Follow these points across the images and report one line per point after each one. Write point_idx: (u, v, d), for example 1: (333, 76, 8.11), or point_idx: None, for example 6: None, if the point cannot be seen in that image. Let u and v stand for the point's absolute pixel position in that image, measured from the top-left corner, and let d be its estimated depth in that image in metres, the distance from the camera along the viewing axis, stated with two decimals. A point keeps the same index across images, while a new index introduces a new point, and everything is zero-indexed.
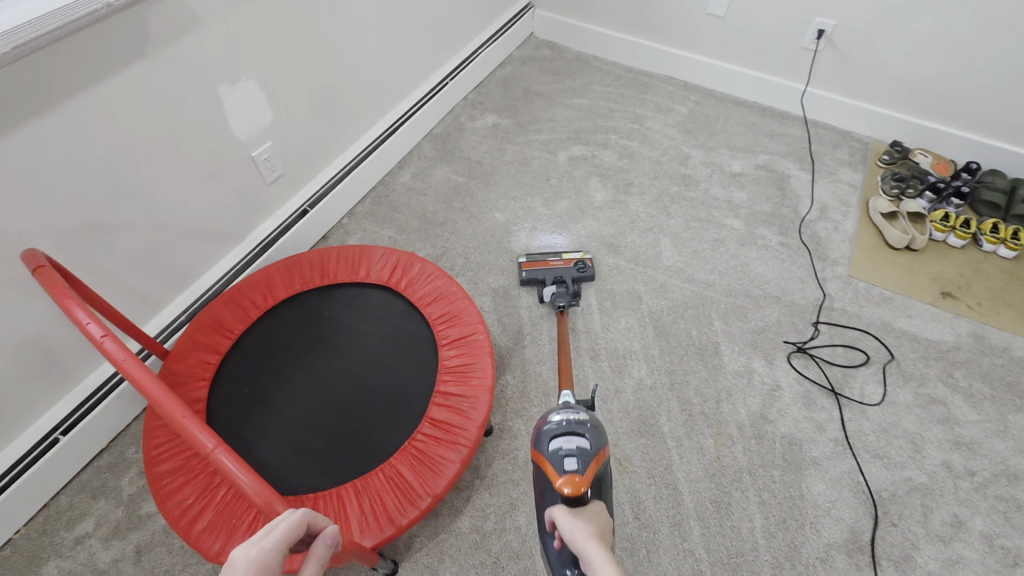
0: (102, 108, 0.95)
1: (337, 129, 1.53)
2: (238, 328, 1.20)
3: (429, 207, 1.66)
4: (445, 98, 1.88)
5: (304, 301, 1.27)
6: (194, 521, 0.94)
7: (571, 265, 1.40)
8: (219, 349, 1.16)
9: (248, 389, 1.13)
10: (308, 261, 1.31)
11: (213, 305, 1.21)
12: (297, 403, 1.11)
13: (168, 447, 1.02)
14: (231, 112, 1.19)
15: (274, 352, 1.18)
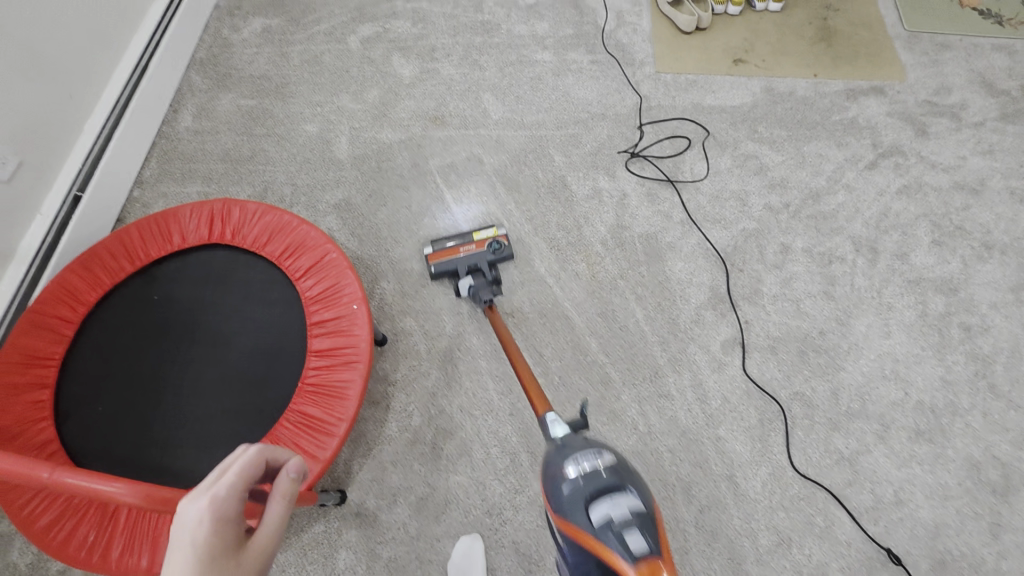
0: None
1: (65, 88, 1.25)
2: (59, 351, 1.05)
3: (229, 145, 1.46)
4: (192, 14, 1.58)
5: (127, 294, 1.12)
6: (107, 552, 0.90)
7: (484, 249, 1.19)
8: (48, 381, 1.02)
9: (103, 406, 1.02)
10: (108, 250, 1.14)
11: (13, 339, 1.04)
12: (167, 395, 1.03)
13: (38, 500, 0.92)
14: None
15: (118, 358, 1.07)
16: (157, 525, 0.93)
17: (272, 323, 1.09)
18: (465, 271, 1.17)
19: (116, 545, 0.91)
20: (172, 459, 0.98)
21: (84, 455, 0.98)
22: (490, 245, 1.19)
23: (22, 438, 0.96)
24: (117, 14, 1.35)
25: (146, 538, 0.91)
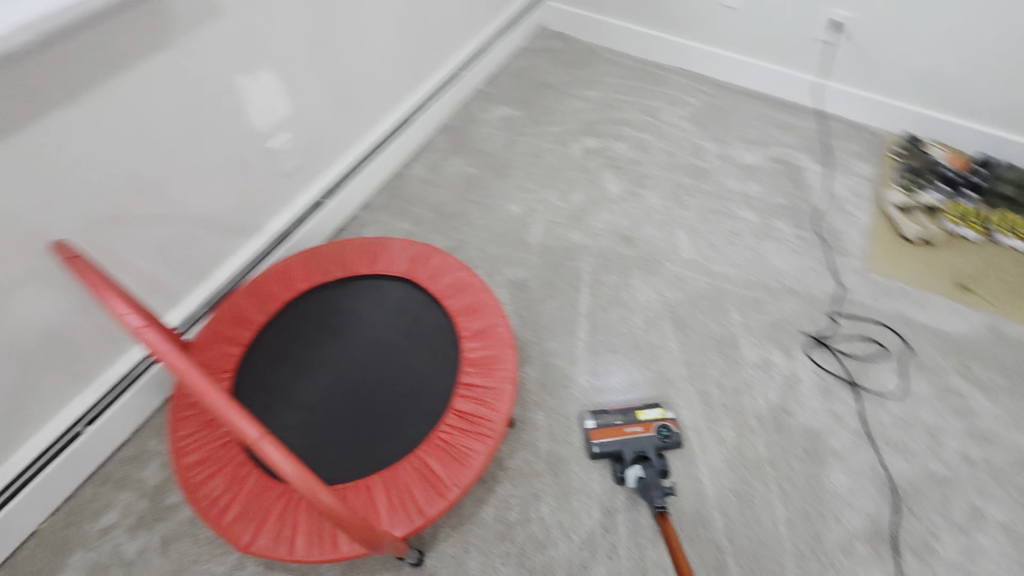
0: (124, 100, 0.95)
1: (353, 120, 1.51)
2: (260, 320, 1.21)
3: (445, 200, 1.66)
4: (458, 91, 1.88)
5: (326, 293, 1.27)
6: (223, 512, 0.96)
7: (653, 433, 1.15)
8: (242, 340, 1.18)
9: (270, 380, 1.13)
10: (327, 253, 1.31)
11: (235, 297, 1.23)
12: (320, 393, 1.12)
13: (196, 437, 1.04)
14: (251, 107, 1.20)
15: (297, 343, 1.19)
16: (270, 506, 0.97)
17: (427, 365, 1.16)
18: (630, 456, 1.12)
19: (231, 511, 0.96)
20: (303, 453, 1.05)
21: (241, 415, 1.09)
22: (659, 428, 1.16)
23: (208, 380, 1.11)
24: (408, 77, 1.66)
25: (256, 515, 0.96)
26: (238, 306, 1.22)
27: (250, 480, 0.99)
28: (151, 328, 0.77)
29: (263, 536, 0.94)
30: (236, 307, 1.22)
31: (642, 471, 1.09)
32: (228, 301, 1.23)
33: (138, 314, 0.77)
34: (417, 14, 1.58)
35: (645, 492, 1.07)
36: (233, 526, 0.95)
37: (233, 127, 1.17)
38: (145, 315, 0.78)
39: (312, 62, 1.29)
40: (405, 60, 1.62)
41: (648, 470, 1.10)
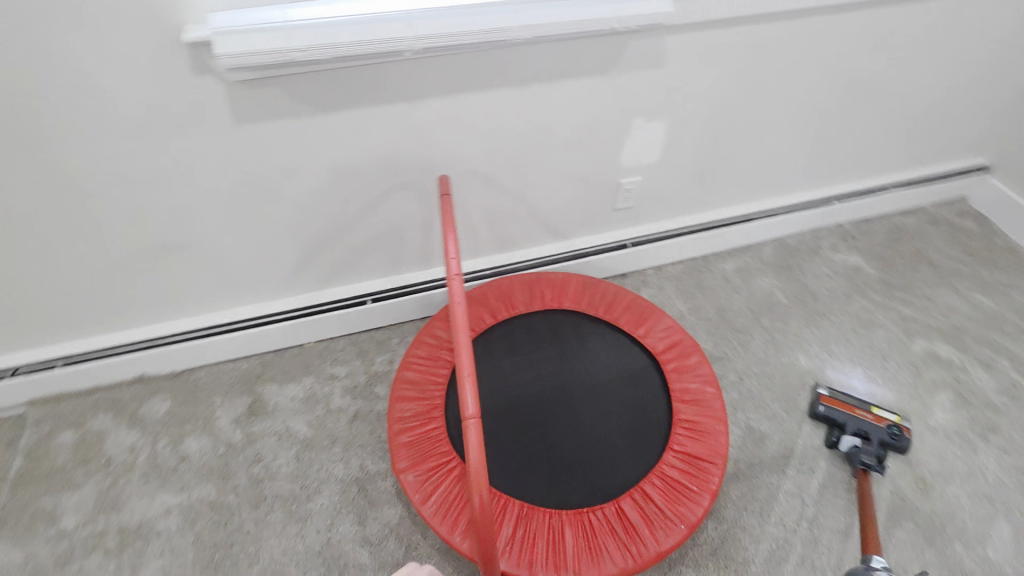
0: (548, 98, 1.12)
1: (701, 193, 1.50)
2: (519, 308, 1.30)
3: (735, 307, 1.53)
4: (820, 216, 1.69)
5: (580, 321, 1.29)
6: (403, 432, 1.10)
7: (883, 427, 1.22)
8: (498, 314, 1.29)
9: (495, 360, 1.21)
10: (604, 292, 1.34)
11: (515, 279, 1.36)
12: (522, 399, 1.15)
13: (423, 363, 1.19)
14: (629, 144, 1.28)
15: (532, 344, 1.24)
16: (433, 457, 1.06)
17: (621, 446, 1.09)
18: (851, 430, 1.22)
19: (408, 435, 1.09)
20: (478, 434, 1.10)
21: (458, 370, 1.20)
22: (889, 426, 1.22)
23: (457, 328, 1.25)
24: (778, 180, 1.57)
25: (420, 455, 1.07)
26: (512, 286, 1.34)
27: (433, 425, 1.10)
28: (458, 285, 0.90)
29: (413, 474, 1.04)
30: (510, 286, 1.34)
31: (860, 443, 1.20)
32: (509, 278, 1.36)
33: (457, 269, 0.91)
34: (829, 129, 1.47)
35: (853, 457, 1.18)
36: (400, 448, 1.08)
37: (606, 152, 1.28)
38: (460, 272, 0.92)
39: (704, 131, 1.32)
40: (787, 165, 1.53)
41: (866, 443, 1.20)
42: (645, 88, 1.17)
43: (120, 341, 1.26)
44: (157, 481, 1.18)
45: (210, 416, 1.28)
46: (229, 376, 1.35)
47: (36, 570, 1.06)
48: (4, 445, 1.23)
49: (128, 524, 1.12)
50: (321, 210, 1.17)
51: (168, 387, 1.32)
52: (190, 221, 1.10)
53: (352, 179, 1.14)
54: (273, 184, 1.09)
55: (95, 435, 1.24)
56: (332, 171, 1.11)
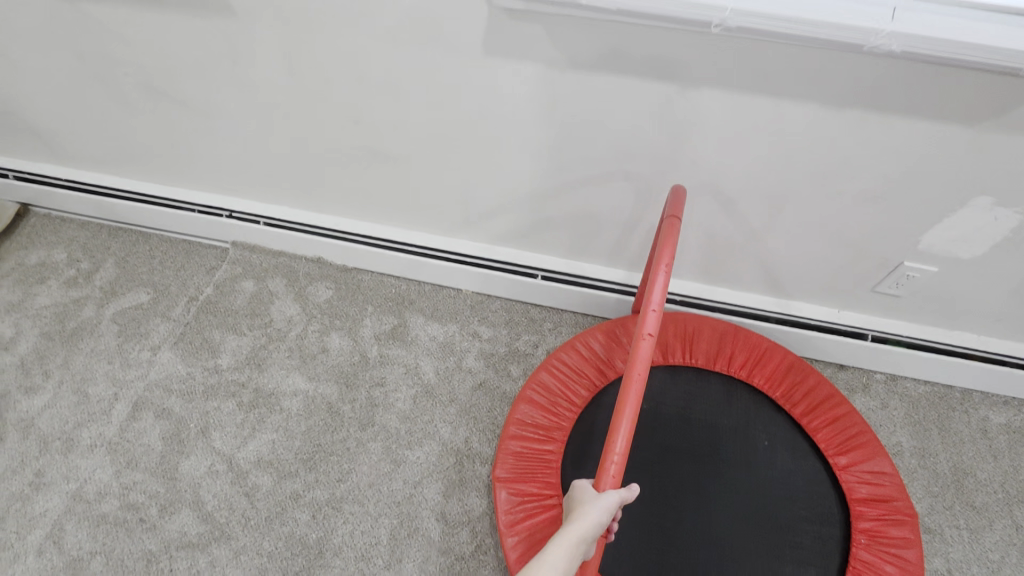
0: (862, 133, 0.82)
1: (1011, 316, 1.07)
2: (698, 359, 1.07)
3: (982, 475, 1.12)
4: None
5: (767, 410, 1.03)
6: (514, 437, 1.00)
7: None
8: (668, 356, 1.08)
9: (645, 405, 1.03)
10: (812, 388, 1.05)
11: (708, 323, 1.12)
12: (656, 467, 0.97)
13: (563, 372, 1.06)
14: (944, 225, 0.92)
15: (695, 408, 1.02)
16: (533, 482, 0.96)
17: None
18: None
19: (517, 444, 0.99)
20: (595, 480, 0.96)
21: (600, 398, 1.04)
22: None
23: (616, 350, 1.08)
24: None
25: (521, 472, 0.97)
26: (700, 329, 1.11)
27: (548, 448, 0.99)
28: (664, 279, 0.79)
29: (506, 488, 0.96)
30: (698, 328, 1.11)
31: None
32: (700, 317, 1.13)
33: (668, 261, 0.80)
34: None
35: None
36: (505, 454, 0.99)
37: (902, 222, 0.94)
38: (670, 264, 0.80)
39: None
40: None
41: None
42: (1017, 163, 0.80)
43: (313, 221, 1.32)
44: (298, 360, 1.25)
45: (358, 322, 1.31)
46: (387, 291, 1.35)
47: (188, 390, 1.21)
48: (206, 270, 1.40)
49: (263, 387, 1.21)
50: (530, 170, 1.05)
51: (335, 278, 1.37)
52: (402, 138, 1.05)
53: (576, 149, 0.98)
54: (494, 128, 0.98)
55: (268, 295, 1.34)
56: (559, 134, 0.96)
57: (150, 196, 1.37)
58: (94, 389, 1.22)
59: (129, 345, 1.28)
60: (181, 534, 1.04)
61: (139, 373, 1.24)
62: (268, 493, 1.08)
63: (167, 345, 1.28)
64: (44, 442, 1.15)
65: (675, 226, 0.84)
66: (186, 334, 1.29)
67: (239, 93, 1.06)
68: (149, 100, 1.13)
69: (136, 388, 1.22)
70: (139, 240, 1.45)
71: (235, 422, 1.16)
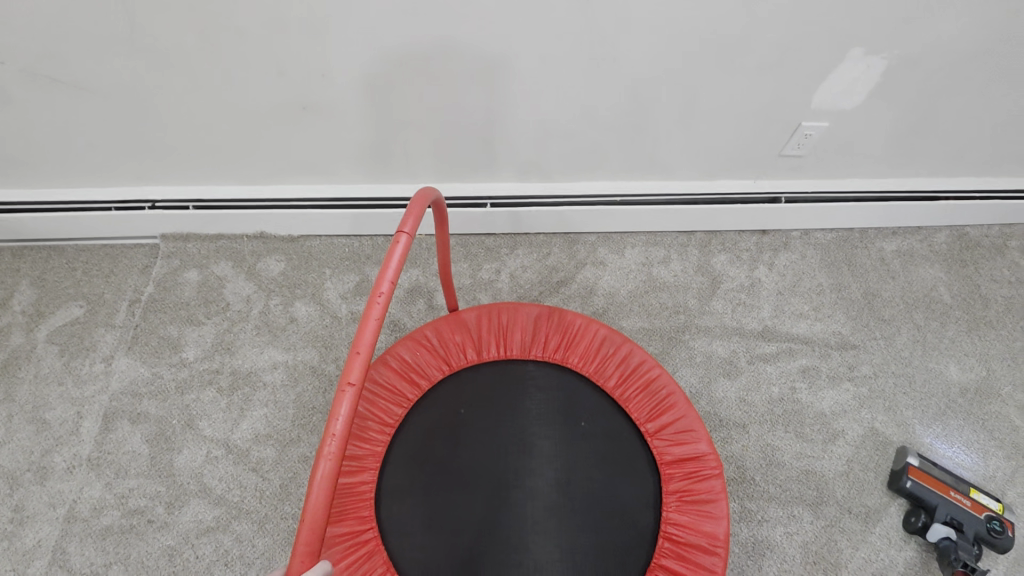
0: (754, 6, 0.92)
1: (888, 156, 1.26)
2: (514, 350, 1.05)
3: (887, 294, 1.34)
4: (1018, 210, 1.42)
5: (577, 392, 1.02)
6: None
7: (981, 517, 1.00)
8: (484, 351, 1.05)
9: (461, 413, 0.99)
10: (625, 358, 1.05)
11: (526, 311, 1.11)
12: (469, 476, 0.93)
13: (380, 392, 1.01)
14: (830, 81, 1.06)
15: (506, 406, 1.00)
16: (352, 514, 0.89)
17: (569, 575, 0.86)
18: (942, 515, 1.00)
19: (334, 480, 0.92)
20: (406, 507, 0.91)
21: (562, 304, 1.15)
22: (988, 518, 1.00)
23: (430, 359, 1.04)
24: (988, 157, 1.29)
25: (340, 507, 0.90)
26: (515, 318, 1.09)
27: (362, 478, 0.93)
28: (406, 245, 0.68)
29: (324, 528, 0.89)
30: (511, 322, 1.09)
31: (954, 535, 0.99)
32: (515, 305, 1.12)
33: (411, 228, 0.68)
34: None
35: (948, 552, 0.97)
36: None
37: (796, 86, 1.07)
38: (414, 230, 0.69)
39: (925, 81, 1.07)
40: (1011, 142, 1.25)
41: (960, 535, 0.99)
42: (878, 10, 0.93)
43: (248, 195, 1.28)
44: (268, 335, 1.24)
45: (321, 286, 1.30)
46: (341, 251, 1.35)
47: (160, 389, 1.16)
48: (140, 270, 1.32)
49: (240, 369, 1.19)
50: (463, 97, 1.08)
51: (286, 249, 1.35)
52: (330, 86, 1.04)
53: (504, 68, 1.02)
54: (423, 59, 1.00)
55: (217, 280, 1.30)
56: (487, 55, 0.99)
57: (55, 203, 1.25)
58: (53, 413, 1.14)
59: (76, 362, 1.20)
60: (197, 521, 1.03)
61: (98, 386, 1.17)
62: (275, 462, 1.09)
63: (120, 352, 1.21)
64: (13, 477, 1.08)
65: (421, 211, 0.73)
66: (139, 337, 1.23)
67: (144, 65, 0.99)
68: (36, 89, 1.03)
69: (100, 401, 1.15)
70: (51, 255, 1.33)
71: (220, 408, 1.14)
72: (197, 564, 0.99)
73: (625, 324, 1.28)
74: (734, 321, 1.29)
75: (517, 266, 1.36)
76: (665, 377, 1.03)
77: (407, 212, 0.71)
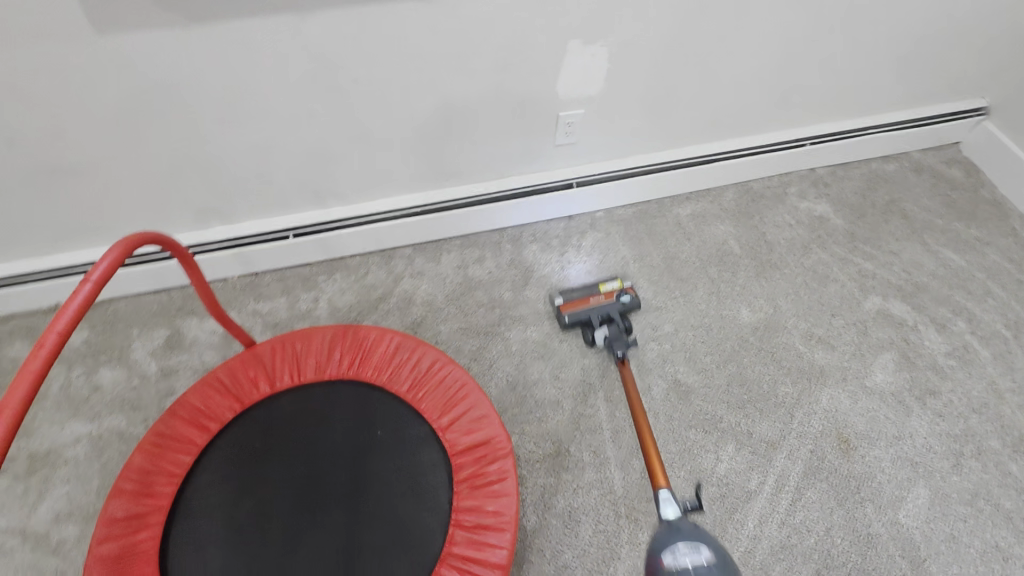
0: (460, 15, 0.98)
1: (654, 130, 1.37)
2: (308, 374, 1.06)
3: (684, 255, 1.45)
4: (788, 160, 1.58)
5: (373, 402, 1.03)
6: (106, 540, 0.89)
7: (614, 300, 1.27)
8: (280, 380, 1.05)
9: (254, 447, 0.98)
10: (419, 360, 1.09)
11: (322, 333, 1.12)
12: (261, 508, 0.92)
13: (167, 445, 0.99)
14: (565, 74, 1.15)
15: (301, 429, 1.00)
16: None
17: None
18: (598, 321, 1.25)
19: (111, 545, 0.89)
20: (194, 553, 0.89)
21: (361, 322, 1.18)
22: (617, 296, 1.27)
23: (223, 399, 1.03)
24: (742, 117, 1.43)
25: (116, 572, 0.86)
26: (311, 343, 1.11)
27: (144, 535, 0.90)
28: (90, 294, 0.65)
29: None
30: (306, 347, 1.10)
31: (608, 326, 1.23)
32: (311, 330, 1.13)
33: (97, 274, 0.66)
34: (798, 61, 1.32)
35: (610, 343, 1.20)
36: (96, 564, 0.87)
37: (538, 81, 1.15)
38: (104, 277, 0.67)
39: (651, 60, 1.18)
40: (755, 102, 1.39)
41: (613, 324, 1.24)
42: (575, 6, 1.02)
43: (28, 269, 1.22)
44: (70, 409, 1.18)
45: (127, 347, 1.26)
46: (149, 308, 1.32)
47: None
48: None
49: (39, 450, 1.13)
50: (219, 138, 1.08)
51: (88, 317, 1.30)
52: (70, 147, 1.02)
53: (247, 105, 1.04)
54: (157, 107, 1.00)
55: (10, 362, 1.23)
56: (224, 95, 1.01)
57: None
58: None
59: None
60: None
61: None
62: (79, 540, 1.04)
63: None
64: None
65: (121, 255, 0.70)
66: None
67: None
68: None
69: None
70: None
71: (16, 496, 1.08)
72: None
73: (443, 328, 1.32)
74: (547, 305, 1.36)
75: (335, 291, 1.36)
76: (458, 372, 1.08)
77: (101, 256, 0.68)
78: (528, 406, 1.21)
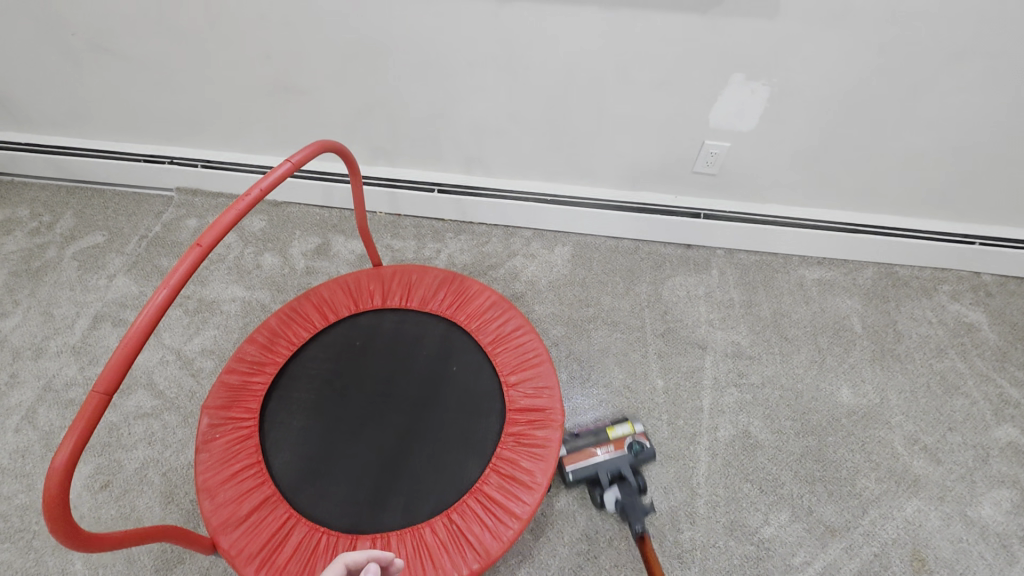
0: (640, 27, 1.08)
1: (800, 182, 1.35)
2: (413, 302, 1.22)
3: (795, 317, 1.39)
4: (948, 255, 1.44)
5: (458, 343, 1.16)
6: (232, 372, 1.11)
7: (625, 451, 1.12)
8: (391, 299, 1.23)
9: (353, 343, 1.16)
10: (508, 322, 1.20)
11: (435, 275, 1.28)
12: (344, 392, 1.09)
13: (294, 319, 1.20)
14: (722, 102, 1.19)
15: (394, 342, 1.16)
16: (239, 404, 1.07)
17: (403, 482, 0.98)
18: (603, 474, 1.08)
19: (234, 377, 1.11)
20: (286, 406, 1.07)
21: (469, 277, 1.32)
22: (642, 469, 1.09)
23: (344, 299, 1.23)
24: (902, 195, 1.35)
25: (231, 398, 1.08)
26: (423, 278, 1.27)
27: (257, 378, 1.10)
28: (287, 171, 0.82)
29: (213, 410, 1.06)
30: (419, 280, 1.27)
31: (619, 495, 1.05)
32: (427, 269, 1.30)
33: (298, 157, 0.83)
34: (988, 151, 1.22)
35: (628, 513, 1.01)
36: (218, 387, 1.10)
37: (695, 105, 1.20)
38: (300, 162, 0.83)
39: (815, 112, 1.18)
40: (923, 181, 1.31)
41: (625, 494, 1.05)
42: (751, 40, 1.06)
43: (244, 161, 1.55)
44: (235, 274, 1.48)
45: (288, 243, 1.54)
46: (313, 218, 1.59)
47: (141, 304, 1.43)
48: (154, 214, 1.63)
49: (206, 297, 1.43)
50: (409, 93, 1.29)
51: (269, 212, 1.60)
52: (303, 72, 1.29)
53: (439, 69, 1.23)
54: (373, 56, 1.22)
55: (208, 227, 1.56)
56: (424, 58, 1.21)
57: (98, 151, 1.58)
58: (59, 309, 1.42)
59: (87, 275, 1.49)
60: (138, 407, 1.24)
61: (98, 295, 1.45)
62: (211, 371, 1.30)
63: (122, 272, 1.49)
64: (16, 351, 1.34)
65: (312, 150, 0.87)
66: (138, 263, 1.51)
67: (166, 44, 1.28)
68: (91, 56, 1.33)
69: (94, 307, 1.43)
70: (94, 196, 1.67)
71: (181, 324, 1.38)
72: (128, 439, 1.20)
73: (537, 307, 1.41)
74: (638, 319, 1.39)
75: (456, 249, 1.53)
76: (537, 344, 1.17)
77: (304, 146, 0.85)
78: (591, 401, 1.26)
